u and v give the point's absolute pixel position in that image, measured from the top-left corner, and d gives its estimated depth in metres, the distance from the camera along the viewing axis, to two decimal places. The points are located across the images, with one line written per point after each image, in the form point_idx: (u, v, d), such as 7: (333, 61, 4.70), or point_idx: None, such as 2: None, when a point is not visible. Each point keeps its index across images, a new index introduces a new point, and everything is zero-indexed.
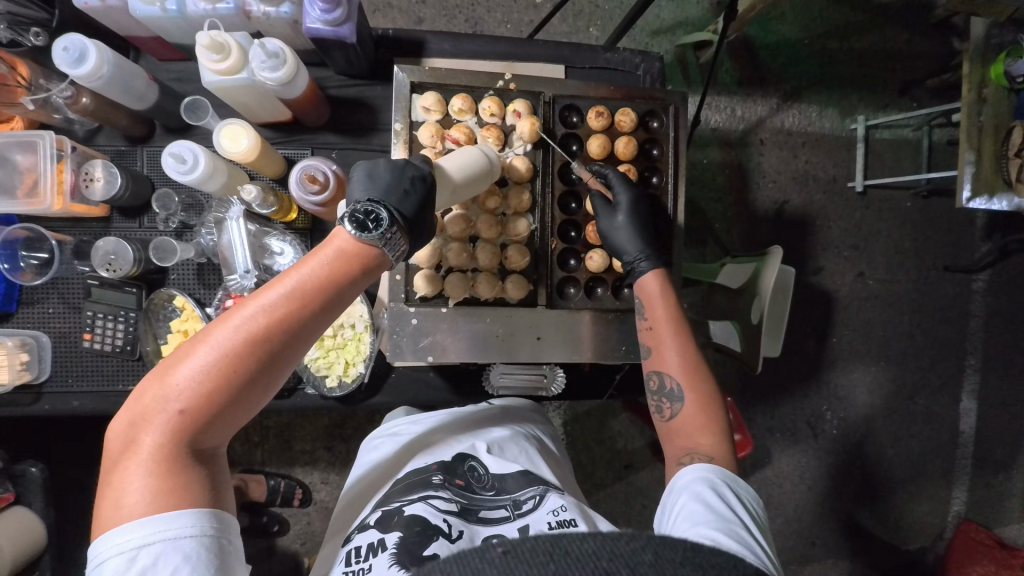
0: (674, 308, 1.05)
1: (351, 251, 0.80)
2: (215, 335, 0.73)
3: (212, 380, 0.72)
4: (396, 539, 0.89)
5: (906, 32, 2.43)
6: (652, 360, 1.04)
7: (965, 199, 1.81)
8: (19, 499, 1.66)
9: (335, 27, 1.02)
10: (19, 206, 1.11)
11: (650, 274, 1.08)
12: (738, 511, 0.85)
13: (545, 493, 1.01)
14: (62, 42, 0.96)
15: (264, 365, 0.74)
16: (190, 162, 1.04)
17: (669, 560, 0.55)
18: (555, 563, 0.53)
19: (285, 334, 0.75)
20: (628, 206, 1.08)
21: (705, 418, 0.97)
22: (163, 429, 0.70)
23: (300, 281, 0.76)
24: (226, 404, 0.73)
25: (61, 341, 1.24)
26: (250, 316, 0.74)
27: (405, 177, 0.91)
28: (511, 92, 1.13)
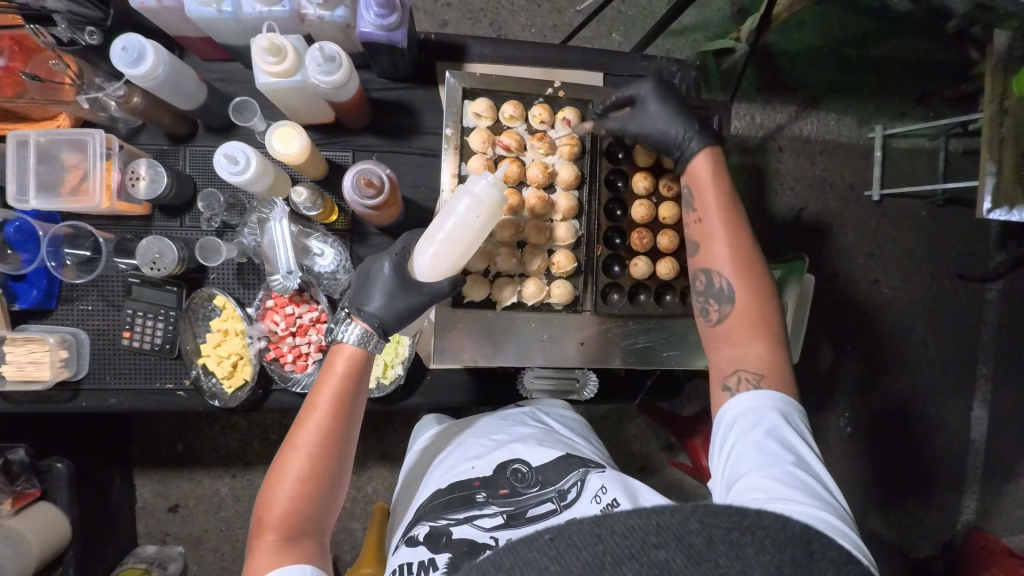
0: (720, 193, 1.03)
1: (356, 352, 0.99)
2: (288, 451, 0.92)
3: (297, 477, 0.90)
4: (447, 559, 0.92)
5: (924, 42, 2.45)
6: (700, 256, 1.03)
7: (985, 209, 1.82)
8: (44, 494, 1.66)
9: (387, 31, 1.03)
10: (66, 204, 1.12)
11: (696, 158, 1.05)
12: (792, 449, 0.84)
13: (586, 476, 1.02)
14: (121, 42, 0.97)
15: (328, 458, 0.93)
16: (242, 163, 1.04)
17: (715, 528, 0.57)
18: (604, 543, 0.55)
19: (336, 418, 0.94)
20: (656, 95, 1.06)
21: (758, 315, 0.97)
22: (270, 534, 0.88)
23: (336, 386, 0.96)
24: (310, 485, 0.91)
25: (99, 338, 1.24)
26: (308, 425, 0.93)
27: (370, 272, 1.04)
28: (560, 100, 1.15)
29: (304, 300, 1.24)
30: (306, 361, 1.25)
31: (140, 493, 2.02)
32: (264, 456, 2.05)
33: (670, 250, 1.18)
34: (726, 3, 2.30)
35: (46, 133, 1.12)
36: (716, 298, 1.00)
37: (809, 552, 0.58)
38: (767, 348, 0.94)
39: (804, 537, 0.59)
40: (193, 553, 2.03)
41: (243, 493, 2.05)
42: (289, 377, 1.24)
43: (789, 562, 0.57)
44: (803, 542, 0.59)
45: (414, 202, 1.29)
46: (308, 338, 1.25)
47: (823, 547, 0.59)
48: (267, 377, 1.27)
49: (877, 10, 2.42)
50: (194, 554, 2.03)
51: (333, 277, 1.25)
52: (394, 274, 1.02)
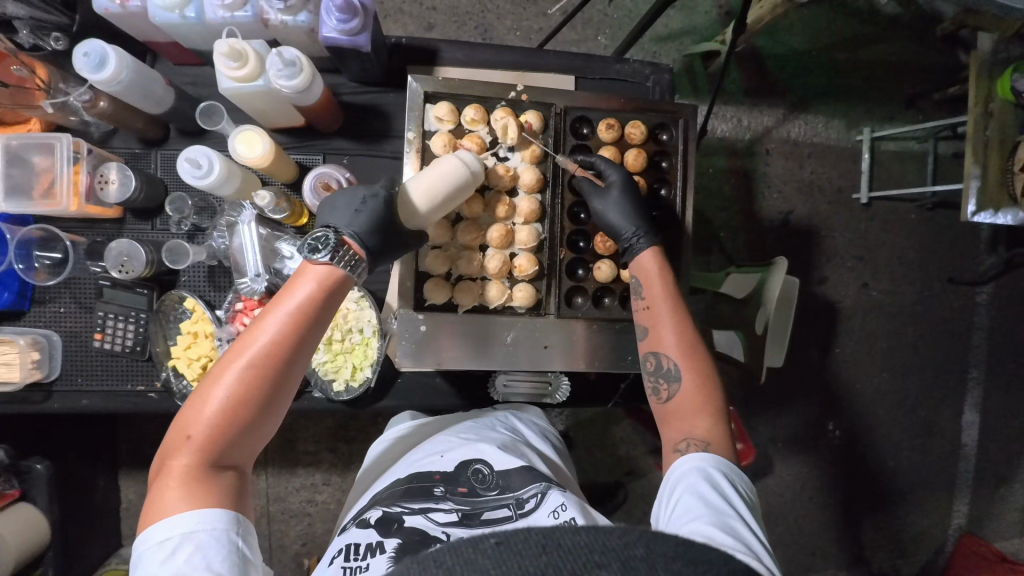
0: (669, 285, 1.05)
1: (335, 272, 0.88)
2: (226, 365, 0.82)
3: (228, 399, 0.81)
4: (396, 544, 0.90)
5: (913, 44, 2.44)
6: (648, 340, 1.04)
7: (970, 212, 1.81)
8: (24, 495, 1.67)
9: (351, 36, 1.03)
10: (37, 207, 1.13)
11: (647, 252, 1.07)
12: (737, 504, 0.85)
13: (548, 490, 1.01)
14: (83, 48, 0.98)
15: (269, 385, 0.83)
16: (205, 167, 1.05)
17: (660, 552, 0.56)
18: (547, 555, 0.54)
19: (284, 342, 0.83)
20: (622, 184, 1.08)
21: (702, 398, 0.97)
22: (188, 452, 0.79)
23: (293, 306, 0.85)
24: (242, 413, 0.81)
25: (72, 340, 1.25)
26: (253, 343, 0.83)
27: (358, 198, 0.97)
28: (523, 103, 1.14)
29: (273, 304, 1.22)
30: None
31: (125, 494, 2.04)
32: None
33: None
34: (712, 7, 2.30)
35: (16, 137, 1.13)
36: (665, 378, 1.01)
37: None
38: (714, 423, 0.96)
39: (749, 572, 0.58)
40: None
41: None
42: None
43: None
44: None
45: None
46: None
47: None
48: None
49: (866, 13, 2.41)
50: None
51: None
52: (387, 207, 0.97)
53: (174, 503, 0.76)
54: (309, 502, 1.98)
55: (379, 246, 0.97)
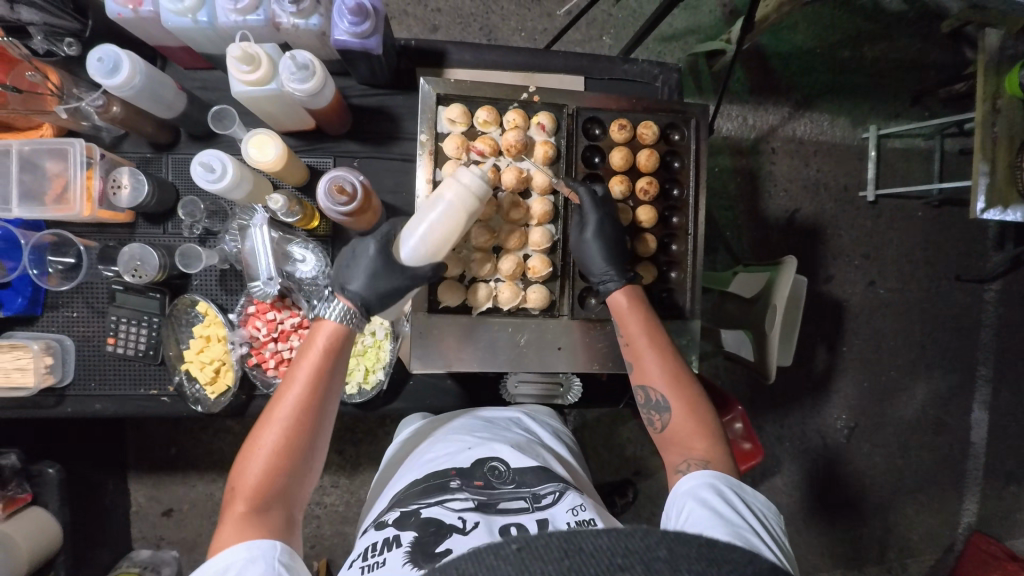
0: (646, 318, 1.03)
1: (336, 326, 0.99)
2: (265, 419, 0.93)
3: (269, 447, 0.91)
4: (412, 538, 0.90)
5: (918, 41, 2.43)
6: (635, 373, 1.03)
7: (978, 209, 1.81)
8: (36, 499, 1.67)
9: (362, 39, 1.03)
10: (49, 212, 1.14)
11: (618, 291, 1.05)
12: (747, 516, 0.84)
13: (565, 490, 1.01)
14: (97, 53, 0.98)
15: (302, 429, 0.93)
16: (218, 171, 1.04)
17: (684, 554, 0.55)
18: (569, 559, 0.54)
19: (310, 388, 0.94)
20: (594, 211, 1.07)
21: (694, 425, 0.96)
22: (241, 502, 0.88)
23: (314, 357, 0.96)
24: (281, 458, 0.90)
25: (85, 344, 1.26)
26: (284, 394, 0.94)
27: (358, 254, 1.03)
28: (534, 105, 1.14)
29: (286, 306, 1.25)
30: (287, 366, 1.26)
31: (134, 497, 2.04)
32: None
33: (647, 256, 1.18)
34: (716, 6, 2.30)
35: (29, 143, 1.13)
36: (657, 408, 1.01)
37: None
38: (711, 444, 0.95)
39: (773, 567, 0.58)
40: (188, 556, 2.05)
41: None
42: (270, 383, 1.25)
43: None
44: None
45: (396, 208, 1.29)
46: (289, 344, 1.25)
47: None
48: (250, 382, 1.28)
49: (870, 10, 2.41)
50: (188, 558, 2.05)
51: (314, 283, 1.24)
52: (377, 257, 1.00)
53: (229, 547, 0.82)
54: (318, 505, 1.99)
55: (370, 295, 1.01)
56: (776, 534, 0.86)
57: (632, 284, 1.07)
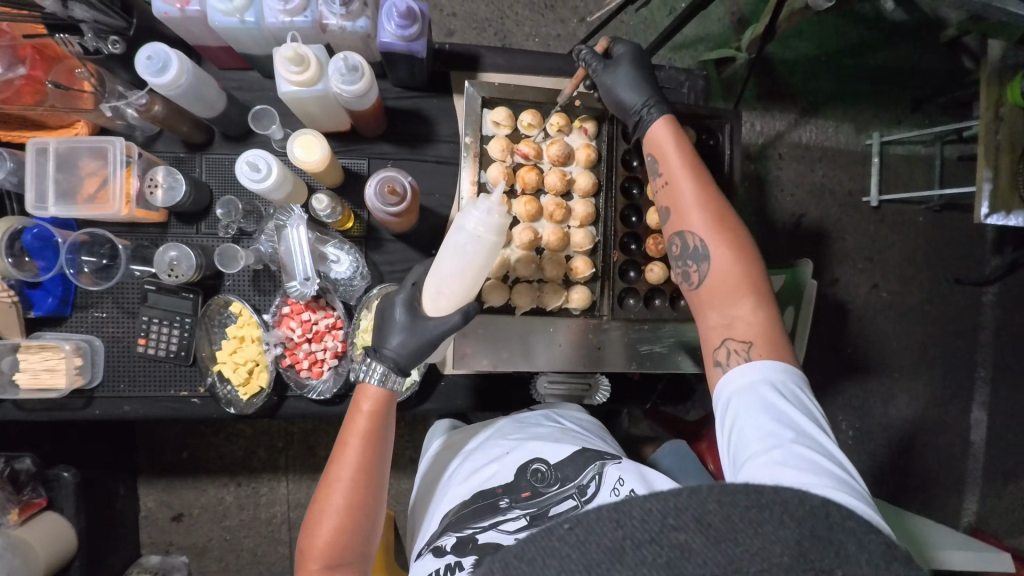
0: (686, 155, 1.01)
1: (382, 392, 1.03)
2: (329, 482, 0.99)
3: (337, 507, 0.96)
4: (473, 562, 0.94)
5: (919, 49, 2.50)
6: (673, 222, 1.02)
7: (983, 214, 1.86)
8: (51, 504, 1.62)
9: (408, 42, 1.05)
10: (85, 212, 1.12)
11: (658, 120, 1.04)
12: (798, 422, 0.83)
13: (603, 467, 1.03)
14: (147, 52, 0.98)
15: (366, 490, 0.99)
16: (263, 171, 1.05)
17: (732, 506, 0.55)
18: (623, 529, 0.53)
19: (371, 450, 1.01)
20: (631, 57, 1.07)
21: (738, 274, 0.94)
22: (316, 561, 0.94)
23: (367, 420, 1.01)
24: (350, 518, 0.96)
25: (114, 345, 1.24)
26: (345, 459, 0.99)
27: (385, 313, 1.06)
28: (576, 108, 1.17)
29: (320, 307, 1.25)
30: (321, 367, 1.25)
31: (144, 502, 2.01)
32: (269, 464, 2.04)
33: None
34: (725, 14, 2.35)
35: (65, 142, 1.13)
36: (693, 259, 0.99)
37: (829, 524, 0.56)
38: (753, 304, 0.92)
39: (823, 513, 0.57)
40: (197, 562, 2.02)
41: (248, 502, 2.04)
42: (304, 384, 1.24)
43: (808, 534, 0.55)
44: (823, 516, 0.57)
45: (430, 209, 1.30)
46: (323, 345, 1.25)
47: (845, 520, 0.57)
48: (282, 382, 1.28)
49: (873, 19, 2.47)
50: (198, 563, 2.02)
51: (349, 283, 1.25)
52: (409, 314, 1.02)
53: None
54: None
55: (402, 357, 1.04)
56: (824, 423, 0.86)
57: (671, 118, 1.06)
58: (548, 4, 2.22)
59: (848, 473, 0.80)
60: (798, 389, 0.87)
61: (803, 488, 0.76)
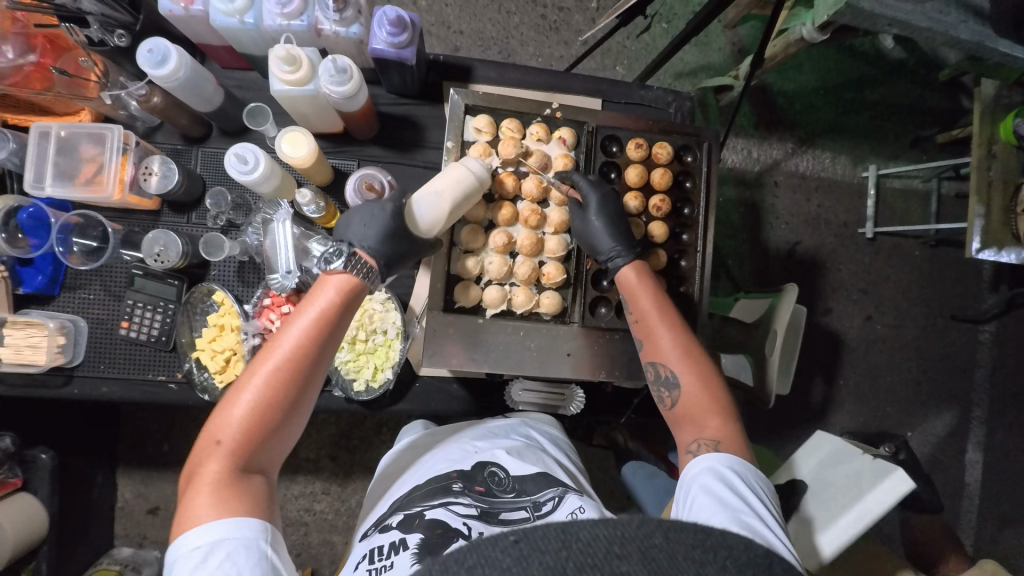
0: (656, 297, 1.06)
1: (346, 280, 0.97)
2: (257, 368, 0.90)
3: (255, 401, 0.88)
4: (418, 540, 0.93)
5: (917, 87, 2.54)
6: (647, 350, 1.05)
7: (974, 249, 1.86)
8: (26, 486, 1.63)
9: (398, 49, 1.10)
10: (80, 194, 1.16)
11: (627, 267, 1.09)
12: (751, 502, 0.86)
13: (565, 494, 1.04)
14: (148, 45, 1.03)
15: (291, 392, 0.90)
16: (251, 163, 1.09)
17: (678, 542, 0.54)
18: (566, 550, 0.53)
19: (311, 348, 0.92)
20: (599, 206, 1.11)
21: (707, 399, 0.99)
22: (218, 455, 0.86)
23: (314, 314, 0.93)
24: (267, 415, 0.89)
25: (98, 327, 1.27)
26: (279, 348, 0.91)
27: (369, 214, 1.03)
28: (557, 120, 1.20)
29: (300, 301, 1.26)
30: None
31: (122, 492, 2.01)
32: None
33: (659, 268, 1.21)
34: (726, 43, 2.41)
35: (68, 127, 1.18)
36: (665, 385, 1.03)
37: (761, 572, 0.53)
38: (722, 422, 0.97)
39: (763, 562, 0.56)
40: None
41: None
42: None
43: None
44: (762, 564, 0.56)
45: None
46: None
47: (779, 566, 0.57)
48: None
49: (873, 56, 2.51)
50: None
51: None
52: (396, 217, 1.03)
53: (208, 502, 0.82)
54: (308, 511, 1.97)
55: (388, 257, 1.03)
56: (777, 514, 0.87)
57: (640, 260, 1.10)
58: (552, 26, 2.29)
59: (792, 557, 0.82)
60: (758, 482, 0.91)
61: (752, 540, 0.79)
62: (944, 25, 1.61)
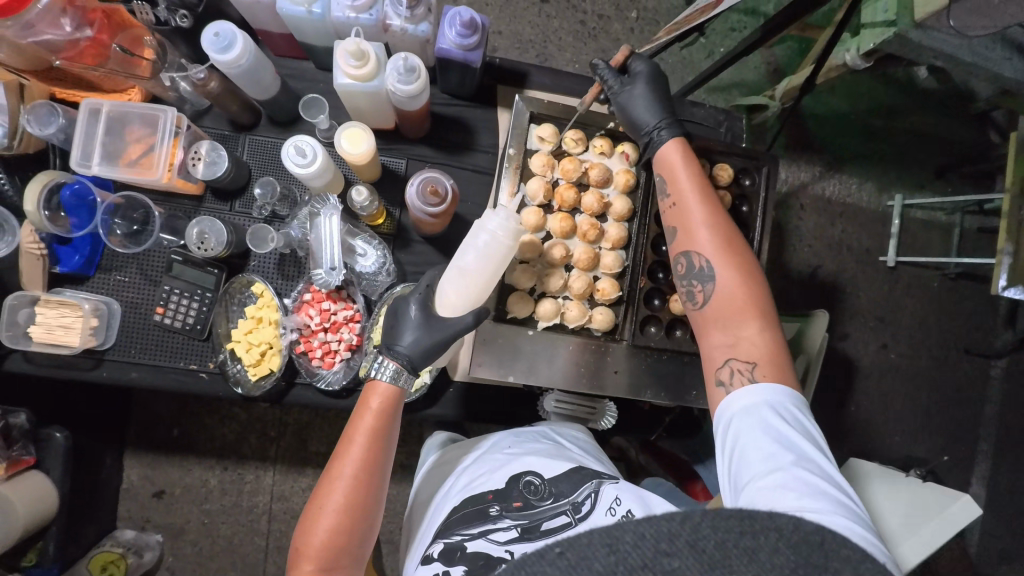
0: (696, 178, 1.03)
1: (389, 387, 1.02)
2: (329, 475, 0.96)
3: (335, 505, 0.93)
4: (462, 573, 0.93)
5: (948, 119, 2.53)
6: (680, 241, 1.03)
7: (1000, 286, 1.87)
8: (38, 464, 1.58)
9: (466, 51, 1.08)
10: (127, 176, 1.13)
11: (671, 140, 1.07)
12: (799, 446, 0.82)
13: (600, 485, 1.02)
14: (214, 29, 1.01)
15: (365, 492, 0.95)
16: (309, 156, 1.06)
17: (726, 531, 0.56)
18: (615, 554, 0.53)
19: (373, 449, 0.97)
20: (648, 75, 1.08)
21: (743, 298, 0.95)
22: (310, 564, 0.91)
23: (373, 417, 0.99)
24: (346, 519, 0.93)
25: (131, 311, 1.24)
26: (348, 454, 0.97)
27: (394, 311, 1.08)
28: (620, 135, 1.21)
29: (341, 299, 1.25)
30: (334, 358, 1.25)
31: (128, 474, 1.98)
32: (258, 452, 2.01)
33: None
34: (762, 62, 2.40)
35: (118, 106, 1.15)
36: (698, 279, 1.00)
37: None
38: (757, 325, 0.92)
39: (817, 540, 0.57)
40: (172, 543, 1.98)
41: (231, 488, 2.01)
42: (315, 372, 1.24)
43: None
44: (817, 545, 0.57)
45: (461, 216, 1.30)
46: (339, 336, 1.25)
47: (838, 545, 0.57)
48: (293, 368, 1.27)
49: (906, 84, 2.51)
50: (172, 545, 1.98)
51: (374, 278, 1.26)
52: (420, 311, 1.06)
53: None
54: None
55: (413, 357, 1.04)
56: (826, 449, 0.84)
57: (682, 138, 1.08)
58: (591, 33, 2.27)
59: (846, 495, 0.79)
60: (803, 415, 0.86)
61: (799, 513, 0.74)
62: (990, 61, 1.59)
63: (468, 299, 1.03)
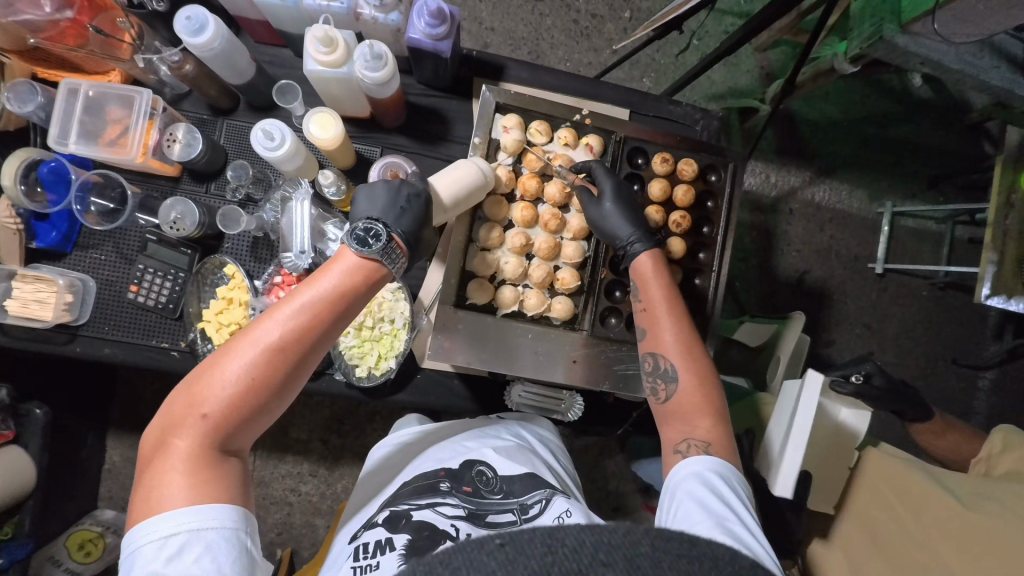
0: (666, 289, 1.05)
1: (363, 261, 0.90)
2: (247, 342, 0.82)
3: (247, 375, 0.80)
4: (405, 541, 0.92)
5: (942, 128, 2.52)
6: (648, 341, 1.03)
7: (982, 295, 1.86)
8: (17, 439, 1.60)
9: (435, 40, 1.10)
10: (102, 154, 1.16)
11: (645, 254, 1.08)
12: (736, 508, 0.82)
13: (552, 496, 1.03)
14: (187, 13, 1.04)
15: (287, 373, 0.83)
16: (277, 140, 1.09)
17: (666, 551, 0.50)
18: (553, 555, 0.48)
19: (310, 328, 0.84)
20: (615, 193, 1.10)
21: (701, 399, 0.96)
22: (194, 433, 0.78)
23: (321, 291, 0.86)
24: (256, 397, 0.81)
25: (106, 288, 1.26)
26: (278, 323, 0.83)
27: (401, 196, 1.00)
28: (586, 127, 1.22)
29: None
30: None
31: (110, 454, 2.00)
32: None
33: (675, 257, 1.21)
34: (755, 66, 2.41)
35: (97, 87, 1.18)
36: (663, 379, 0.99)
37: None
38: (713, 422, 0.93)
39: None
40: None
41: None
42: None
43: None
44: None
45: None
46: None
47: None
48: None
49: (900, 92, 2.50)
50: None
51: None
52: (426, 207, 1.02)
53: (180, 480, 0.75)
54: (293, 492, 1.96)
55: (415, 245, 1.01)
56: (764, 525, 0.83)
57: (657, 250, 1.10)
58: (584, 32, 2.29)
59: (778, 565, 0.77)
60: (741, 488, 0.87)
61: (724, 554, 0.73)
62: (978, 69, 1.59)
63: (464, 192, 1.07)
